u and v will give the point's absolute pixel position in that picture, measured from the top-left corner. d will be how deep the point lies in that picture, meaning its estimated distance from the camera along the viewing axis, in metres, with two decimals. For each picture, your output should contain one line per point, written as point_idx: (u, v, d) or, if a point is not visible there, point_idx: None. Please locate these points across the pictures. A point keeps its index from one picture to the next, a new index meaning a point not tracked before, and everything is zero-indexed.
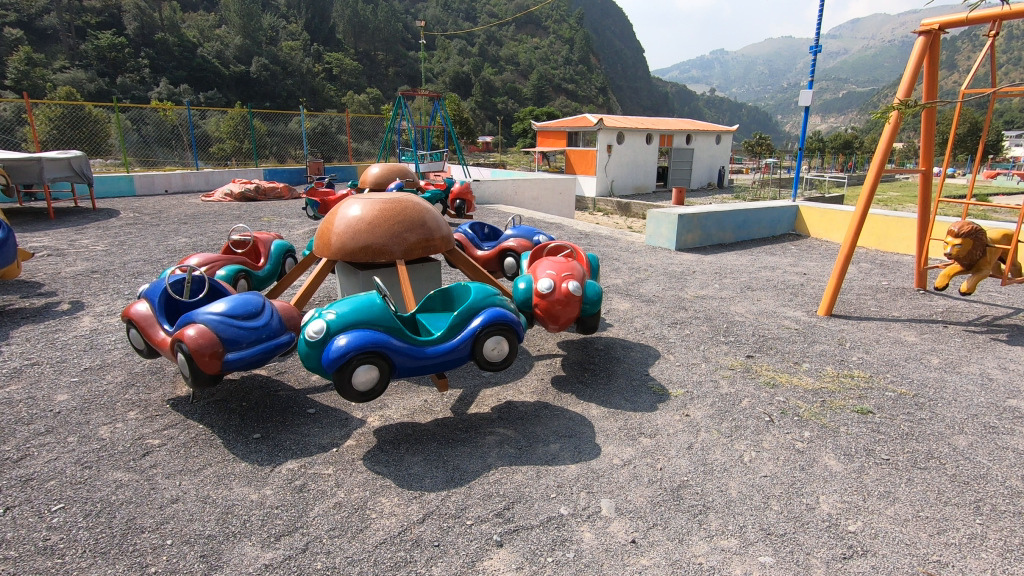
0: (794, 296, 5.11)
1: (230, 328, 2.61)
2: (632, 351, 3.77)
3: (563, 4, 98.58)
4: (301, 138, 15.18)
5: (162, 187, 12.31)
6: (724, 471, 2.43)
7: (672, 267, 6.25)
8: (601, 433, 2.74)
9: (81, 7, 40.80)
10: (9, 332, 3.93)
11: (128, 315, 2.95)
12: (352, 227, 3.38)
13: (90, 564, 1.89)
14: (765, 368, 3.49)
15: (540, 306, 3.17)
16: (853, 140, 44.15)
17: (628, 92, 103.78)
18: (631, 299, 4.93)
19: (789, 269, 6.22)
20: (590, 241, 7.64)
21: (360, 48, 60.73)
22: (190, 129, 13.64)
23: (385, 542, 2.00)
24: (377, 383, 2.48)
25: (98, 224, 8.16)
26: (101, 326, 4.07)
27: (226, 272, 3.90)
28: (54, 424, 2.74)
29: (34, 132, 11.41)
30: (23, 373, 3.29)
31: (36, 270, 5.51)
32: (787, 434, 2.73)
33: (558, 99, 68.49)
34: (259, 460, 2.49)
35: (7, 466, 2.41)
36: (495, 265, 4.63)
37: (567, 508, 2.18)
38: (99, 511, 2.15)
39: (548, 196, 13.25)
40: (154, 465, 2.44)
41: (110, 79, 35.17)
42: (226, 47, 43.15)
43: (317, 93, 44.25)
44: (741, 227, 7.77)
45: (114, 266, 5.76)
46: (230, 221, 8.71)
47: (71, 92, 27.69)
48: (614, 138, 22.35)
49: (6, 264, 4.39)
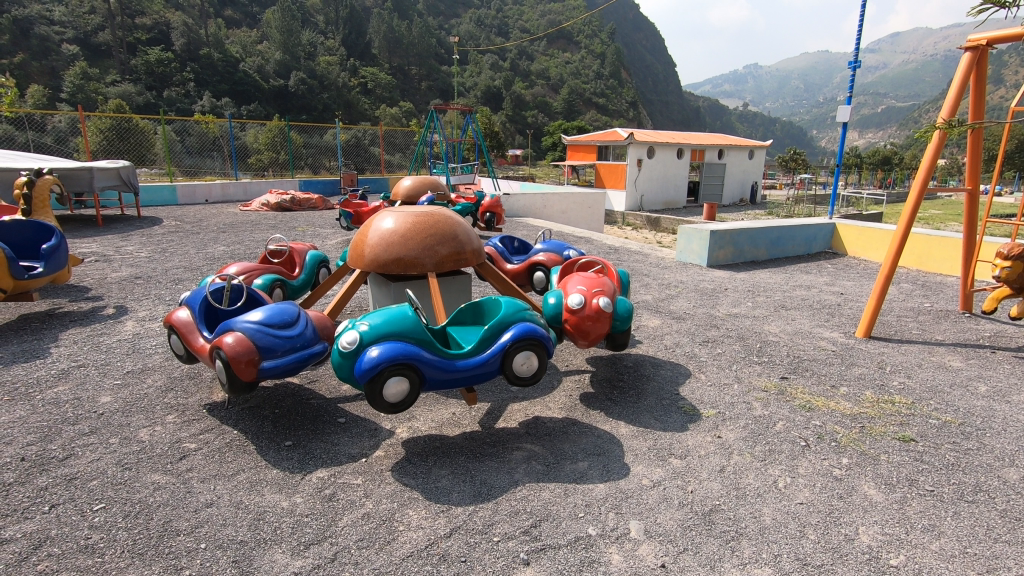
0: (830, 317, 4.98)
1: (267, 336, 2.67)
2: (662, 368, 3.71)
3: (595, 21, 99.62)
4: (336, 150, 15.62)
5: (203, 197, 12.77)
6: (757, 497, 2.36)
7: (703, 283, 6.17)
8: (630, 452, 2.70)
9: (133, 25, 42.87)
10: (58, 335, 4.11)
11: (169, 321, 3.04)
12: (385, 239, 3.44)
13: (128, 564, 1.94)
14: (800, 391, 3.39)
15: (570, 321, 3.15)
16: (893, 156, 42.90)
17: (658, 107, 103.55)
18: (661, 316, 4.88)
19: (824, 288, 6.07)
20: (620, 256, 7.59)
21: (394, 63, 62.17)
22: (230, 140, 14.13)
23: (413, 554, 2.01)
24: (407, 395, 2.50)
25: (142, 232, 8.49)
26: (144, 331, 4.22)
27: (263, 281, 3.99)
28: (98, 425, 2.85)
29: (85, 142, 11.98)
30: (70, 375, 3.42)
31: (84, 276, 5.76)
32: (823, 460, 2.65)
33: (590, 113, 68.63)
34: (291, 467, 2.54)
35: (53, 465, 2.50)
36: (525, 279, 4.62)
37: (594, 529, 2.15)
38: (138, 512, 2.21)
39: (578, 210, 13.25)
40: (190, 469, 2.51)
41: (158, 93, 36.77)
42: (266, 63, 44.83)
43: (353, 106, 45.19)
44: (775, 244, 7.63)
45: (157, 273, 5.97)
46: (265, 231, 8.93)
47: (119, 103, 29.00)
48: (644, 152, 22.22)
49: (58, 270, 4.59)
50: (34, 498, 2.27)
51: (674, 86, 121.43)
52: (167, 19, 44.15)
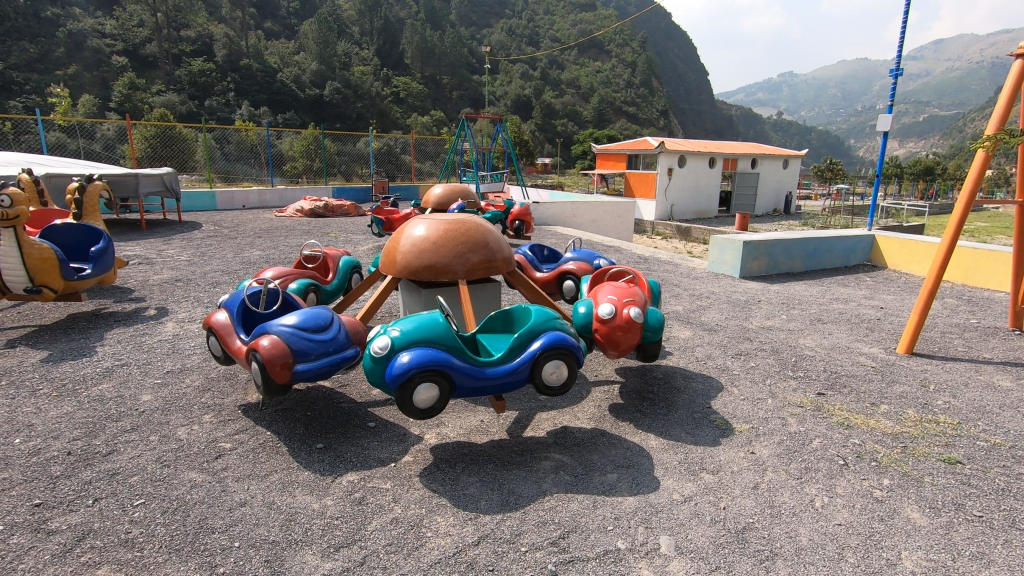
0: (869, 332, 4.82)
1: (301, 340, 2.72)
2: (694, 381, 3.65)
3: (627, 29, 99.38)
4: (369, 158, 15.98)
5: (240, 203, 13.19)
6: (793, 516, 2.29)
7: (736, 295, 6.05)
8: (660, 466, 2.66)
9: (178, 38, 44.63)
10: (104, 333, 4.28)
11: (208, 323, 3.13)
12: (417, 245, 3.47)
13: (165, 559, 1.99)
14: (838, 408, 3.28)
15: (600, 331, 3.12)
16: (936, 166, 41.34)
17: (690, 116, 102.51)
18: (692, 327, 4.80)
19: (863, 302, 5.89)
20: (650, 265, 7.50)
21: (426, 72, 63.12)
22: (267, 148, 14.54)
23: (440, 562, 2.01)
24: (437, 401, 2.51)
25: (182, 236, 8.79)
26: (183, 332, 4.37)
27: (297, 286, 4.08)
28: (138, 423, 2.94)
29: (132, 150, 12.50)
30: (114, 373, 3.54)
31: (129, 278, 6.00)
32: (863, 480, 2.55)
33: (620, 121, 68.25)
34: (322, 470, 2.58)
35: (97, 460, 2.60)
36: (554, 288, 4.61)
37: (624, 543, 2.12)
38: (175, 508, 2.27)
39: (607, 219, 13.19)
40: (225, 468, 2.57)
41: (200, 103, 38.08)
42: (303, 73, 46.10)
43: (386, 115, 45.79)
44: (811, 255, 7.45)
45: (196, 276, 6.17)
46: (299, 237, 9.12)
47: (164, 112, 30.16)
48: (675, 161, 21.98)
49: (105, 272, 4.79)
50: (79, 492, 2.35)
51: (707, 93, 119.47)
52: (210, 32, 45.84)
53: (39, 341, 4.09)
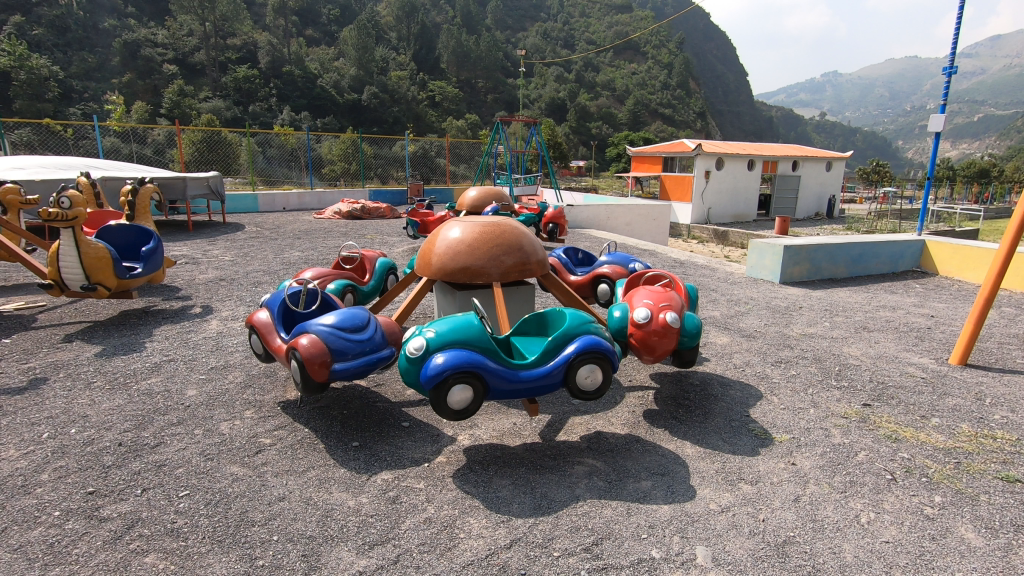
0: (919, 341, 4.62)
1: (339, 339, 2.78)
2: (731, 389, 3.56)
3: (663, 31, 98.24)
4: (405, 161, 16.31)
5: (281, 205, 13.58)
6: (837, 531, 2.21)
7: (776, 300, 5.90)
8: (696, 474, 2.60)
9: (225, 46, 46.27)
10: (153, 330, 4.47)
11: (250, 322, 3.22)
12: (452, 248, 3.50)
13: (208, 551, 2.05)
14: (885, 420, 3.15)
15: (635, 336, 3.08)
16: (992, 168, 39.33)
17: (728, 118, 100.46)
18: (730, 334, 4.69)
19: (912, 310, 5.64)
20: (686, 270, 7.37)
21: (462, 76, 63.75)
22: (307, 151, 14.92)
23: (473, 564, 2.01)
24: (470, 403, 2.52)
25: (227, 237, 9.12)
26: (227, 330, 4.51)
27: (335, 286, 4.17)
28: (184, 417, 3.05)
29: (180, 154, 13.00)
30: (162, 368, 3.69)
31: (177, 277, 6.26)
32: (913, 496, 2.44)
33: (656, 124, 67.36)
34: (357, 468, 2.62)
35: (145, 451, 2.70)
36: (588, 291, 4.57)
37: (659, 552, 2.08)
38: (218, 500, 2.35)
39: (642, 222, 13.03)
40: (264, 463, 2.64)
41: (244, 108, 39.36)
42: (342, 78, 47.16)
43: (422, 118, 46.32)
44: (856, 261, 7.19)
45: (239, 275, 6.37)
46: (336, 238, 9.31)
47: (210, 117, 31.31)
48: (713, 163, 21.56)
49: (155, 270, 4.99)
50: (129, 482, 2.45)
51: (747, 94, 116.18)
52: (255, 39, 47.40)
53: (94, 336, 4.30)
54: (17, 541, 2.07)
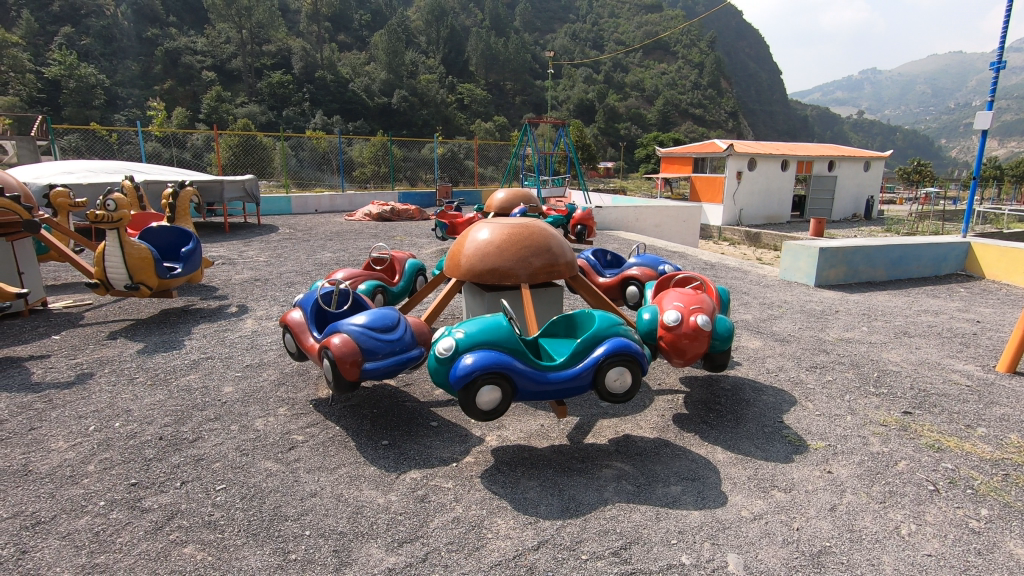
0: (964, 348, 4.43)
1: (370, 339, 2.82)
2: (764, 394, 3.47)
3: (694, 30, 96.75)
4: (433, 163, 16.48)
5: (314, 207, 13.88)
6: (876, 542, 2.14)
7: (811, 304, 5.75)
8: (728, 480, 2.55)
9: (260, 52, 47.51)
10: (192, 328, 4.61)
11: (284, 321, 3.29)
12: (481, 250, 3.52)
13: (243, 543, 2.11)
14: (927, 429, 3.04)
15: (665, 339, 3.04)
16: None
17: (761, 118, 98.38)
18: (762, 337, 4.59)
19: (956, 315, 5.43)
20: (717, 272, 7.25)
21: (490, 79, 64.02)
22: (338, 154, 15.19)
23: (501, 564, 2.02)
24: (499, 404, 2.53)
25: (261, 238, 9.34)
26: (261, 329, 4.63)
27: (366, 286, 4.22)
28: (221, 413, 3.15)
29: (218, 158, 13.41)
30: (200, 365, 3.81)
31: (214, 277, 6.45)
32: (957, 508, 2.35)
33: (686, 124, 66.39)
34: (387, 466, 2.66)
35: (185, 445, 2.80)
36: (617, 293, 4.54)
37: (688, 558, 2.05)
38: (253, 495, 2.41)
39: (671, 224, 12.84)
40: (297, 460, 2.70)
41: (278, 113, 40.36)
42: (373, 82, 47.89)
43: (450, 121, 46.71)
44: (896, 264, 6.95)
45: (273, 276, 6.53)
46: (366, 239, 9.46)
47: (246, 122, 32.15)
48: (745, 164, 21.13)
49: (194, 271, 5.16)
50: (168, 475, 2.54)
51: (781, 91, 113.37)
52: (289, 46, 48.52)
53: (136, 333, 4.46)
54: (65, 529, 2.17)
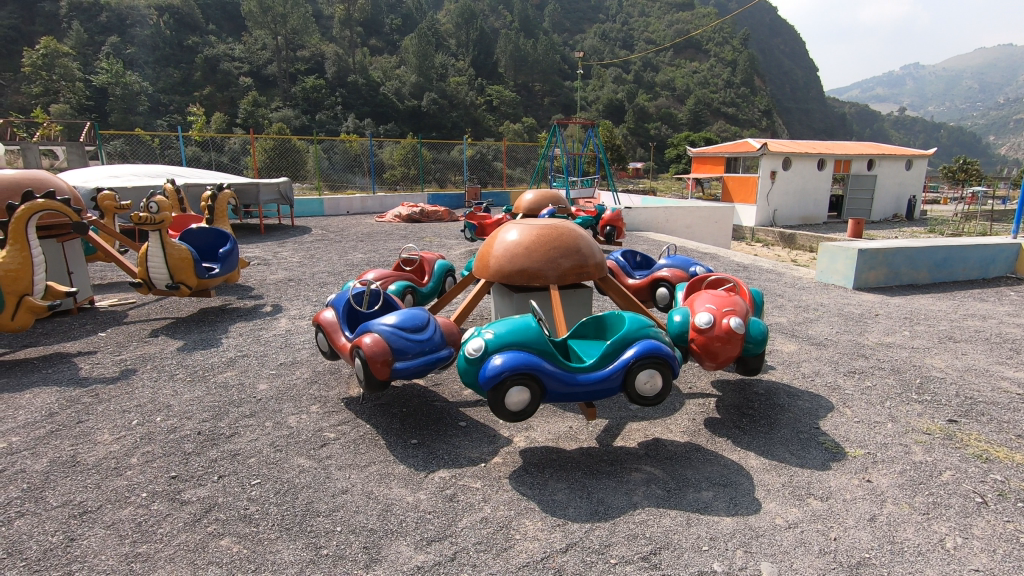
0: (1013, 354, 4.22)
1: (400, 339, 2.85)
2: (799, 399, 3.39)
3: (727, 28, 94.98)
4: (462, 165, 16.60)
5: (345, 209, 14.12)
6: (918, 555, 2.06)
7: (849, 307, 5.57)
8: (762, 487, 2.49)
9: (295, 57, 48.65)
10: (228, 327, 4.75)
11: (317, 320, 3.36)
12: (510, 250, 3.52)
13: (277, 537, 2.16)
14: (974, 439, 2.91)
15: (697, 341, 2.98)
16: None
17: (796, 117, 95.84)
18: (798, 341, 4.46)
19: (1005, 320, 5.17)
20: (751, 274, 7.09)
21: (519, 80, 64.10)
22: (370, 156, 15.44)
23: (528, 565, 2.01)
24: (528, 405, 2.52)
25: (295, 240, 9.56)
26: (294, 328, 4.73)
27: (396, 287, 4.27)
28: (256, 409, 3.23)
29: (254, 161, 13.78)
30: (236, 363, 3.92)
31: (250, 277, 6.63)
32: (1006, 522, 2.24)
33: (718, 124, 65.18)
34: (416, 464, 2.68)
35: (221, 440, 2.87)
36: (646, 295, 4.49)
37: (719, 565, 2.01)
38: (286, 490, 2.46)
39: (702, 225, 12.62)
40: (329, 456, 2.74)
41: (312, 117, 41.24)
42: (403, 86, 48.48)
43: (479, 123, 46.92)
44: (940, 266, 6.68)
45: (306, 276, 6.68)
46: (396, 241, 9.57)
47: (280, 126, 32.94)
48: (779, 163, 20.63)
49: (230, 271, 5.31)
50: (207, 468, 2.62)
51: (818, 89, 110.21)
52: (322, 51, 49.56)
53: (176, 331, 4.62)
54: (110, 518, 2.25)
